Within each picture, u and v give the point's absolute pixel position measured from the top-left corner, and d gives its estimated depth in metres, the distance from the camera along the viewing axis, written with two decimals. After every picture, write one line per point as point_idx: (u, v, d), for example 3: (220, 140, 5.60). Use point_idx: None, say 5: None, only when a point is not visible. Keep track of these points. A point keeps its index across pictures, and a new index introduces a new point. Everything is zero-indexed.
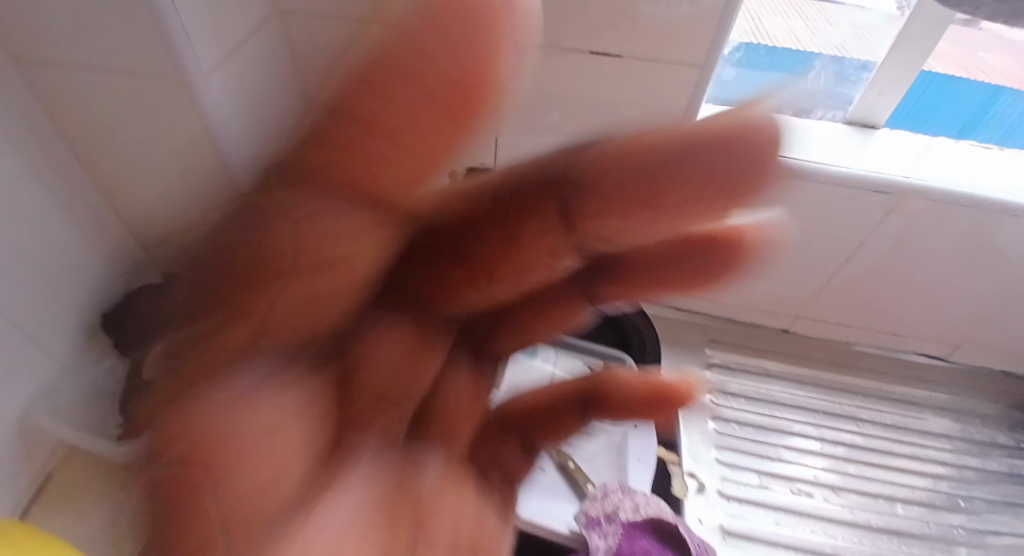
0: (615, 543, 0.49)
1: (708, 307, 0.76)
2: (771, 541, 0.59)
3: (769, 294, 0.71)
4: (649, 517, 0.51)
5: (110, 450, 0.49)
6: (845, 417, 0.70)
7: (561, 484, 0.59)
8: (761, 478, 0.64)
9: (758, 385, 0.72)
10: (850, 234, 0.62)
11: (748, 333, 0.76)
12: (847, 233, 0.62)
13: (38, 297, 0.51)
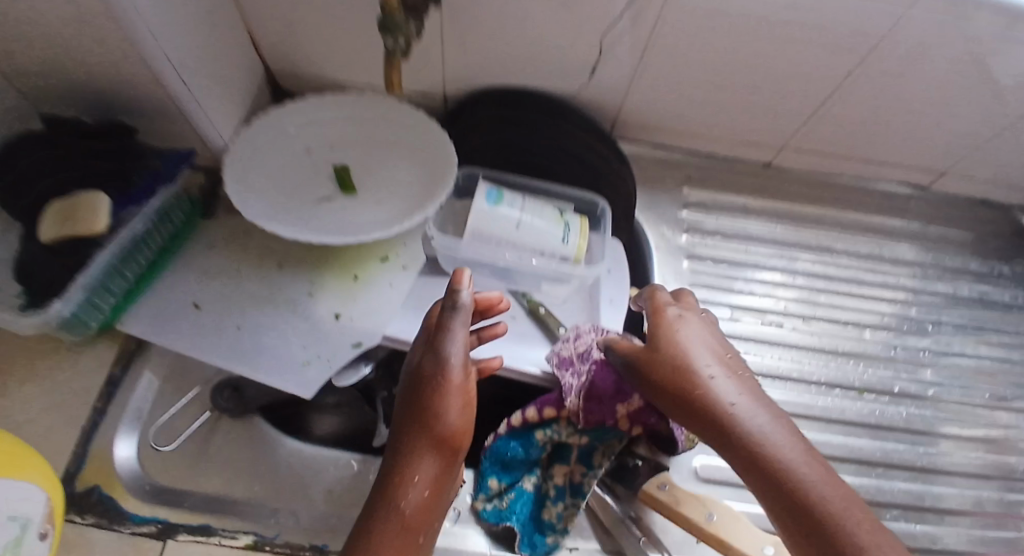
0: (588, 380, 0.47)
1: (688, 142, 0.71)
2: None
3: (752, 124, 0.66)
4: None
5: (13, 322, 0.41)
6: (816, 250, 0.70)
7: (530, 327, 0.59)
8: (731, 311, 0.63)
9: (734, 220, 0.69)
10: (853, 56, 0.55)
11: (728, 169, 0.72)
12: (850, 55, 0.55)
13: None
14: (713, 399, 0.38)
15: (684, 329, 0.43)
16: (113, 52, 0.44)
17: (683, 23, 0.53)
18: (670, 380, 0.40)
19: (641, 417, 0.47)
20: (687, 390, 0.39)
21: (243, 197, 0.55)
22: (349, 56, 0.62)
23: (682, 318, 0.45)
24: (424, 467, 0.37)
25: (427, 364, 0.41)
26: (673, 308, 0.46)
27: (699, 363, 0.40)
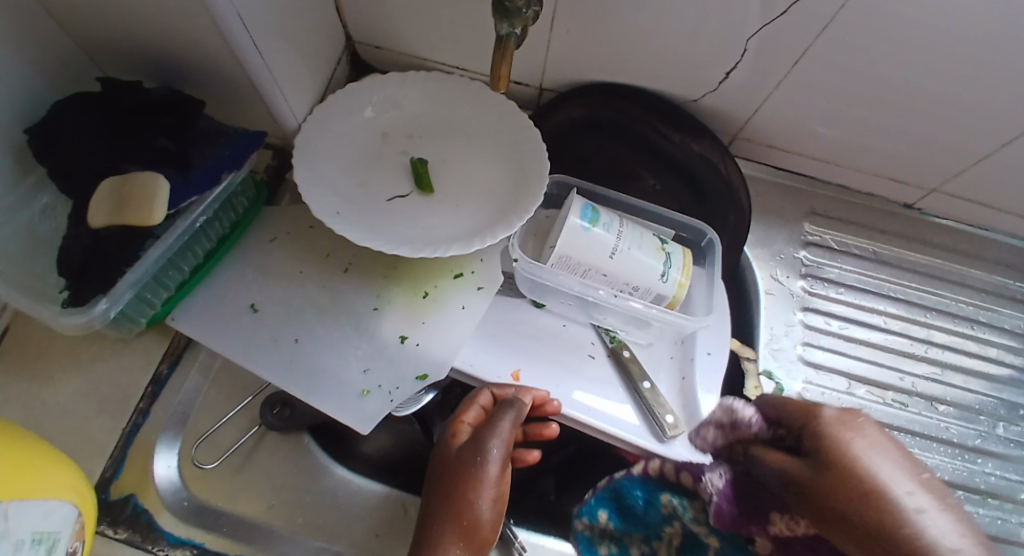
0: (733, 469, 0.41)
1: (815, 168, 0.60)
2: None
3: (899, 159, 0.55)
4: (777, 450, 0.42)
5: (54, 319, 0.36)
6: (941, 314, 0.61)
7: (611, 373, 0.52)
8: (848, 383, 0.57)
9: (859, 271, 0.62)
10: None
11: (854, 208, 0.63)
12: None
13: None
14: (907, 536, 0.31)
15: (851, 442, 0.36)
16: (182, 14, 0.37)
17: (861, 32, 0.42)
18: (843, 505, 0.33)
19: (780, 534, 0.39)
20: (871, 522, 0.32)
21: (308, 188, 0.48)
22: (439, 32, 0.54)
23: (845, 424, 0.37)
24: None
25: (466, 457, 0.39)
26: (831, 410, 0.38)
27: (883, 486, 0.33)
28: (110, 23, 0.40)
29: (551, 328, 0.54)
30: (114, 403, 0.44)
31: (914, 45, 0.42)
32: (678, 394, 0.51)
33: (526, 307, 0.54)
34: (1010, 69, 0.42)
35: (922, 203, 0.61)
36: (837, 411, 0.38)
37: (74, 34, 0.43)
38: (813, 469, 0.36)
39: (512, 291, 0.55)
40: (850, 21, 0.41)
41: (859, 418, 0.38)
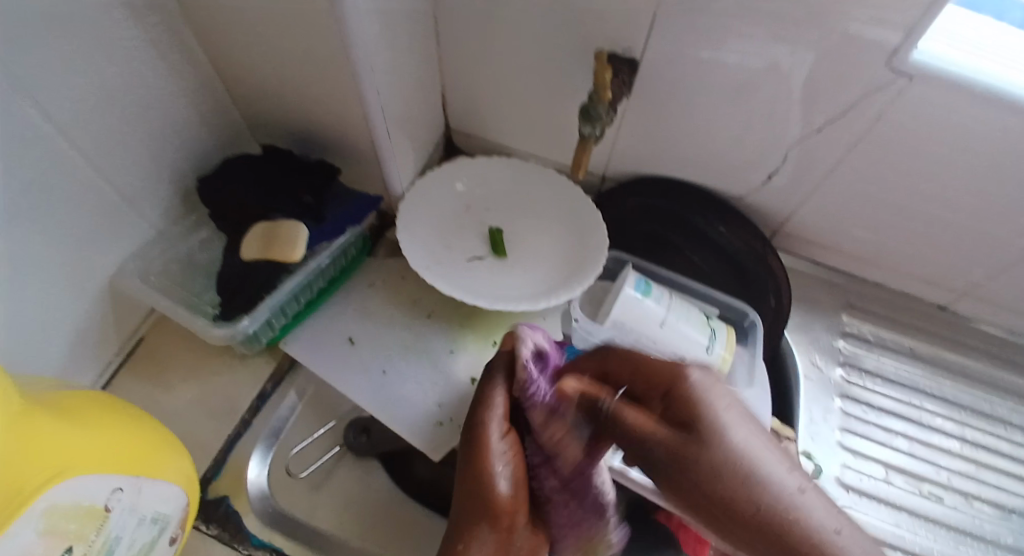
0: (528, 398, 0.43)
1: (852, 265, 0.66)
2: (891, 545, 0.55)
3: (929, 261, 0.61)
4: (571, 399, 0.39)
5: (205, 329, 0.45)
6: (978, 413, 0.63)
7: None
8: (885, 470, 0.59)
9: (898, 365, 0.65)
10: None
11: (890, 305, 0.67)
12: None
13: (124, 158, 0.45)
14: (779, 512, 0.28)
15: (727, 417, 0.32)
16: (346, 102, 0.48)
17: (887, 149, 0.51)
18: (714, 478, 0.30)
19: (586, 470, 0.41)
20: (748, 495, 0.29)
21: (407, 243, 0.57)
22: (526, 127, 0.65)
23: (709, 386, 0.35)
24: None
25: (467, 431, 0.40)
26: (693, 374, 0.36)
27: (751, 456, 0.31)
28: (283, 105, 0.53)
29: None
30: (224, 410, 0.51)
31: (932, 162, 0.50)
32: None
33: None
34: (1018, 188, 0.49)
35: (955, 305, 0.65)
36: (696, 374, 0.36)
37: (251, 111, 0.55)
38: (685, 441, 0.31)
39: None
40: (877, 140, 0.50)
41: (724, 385, 0.35)
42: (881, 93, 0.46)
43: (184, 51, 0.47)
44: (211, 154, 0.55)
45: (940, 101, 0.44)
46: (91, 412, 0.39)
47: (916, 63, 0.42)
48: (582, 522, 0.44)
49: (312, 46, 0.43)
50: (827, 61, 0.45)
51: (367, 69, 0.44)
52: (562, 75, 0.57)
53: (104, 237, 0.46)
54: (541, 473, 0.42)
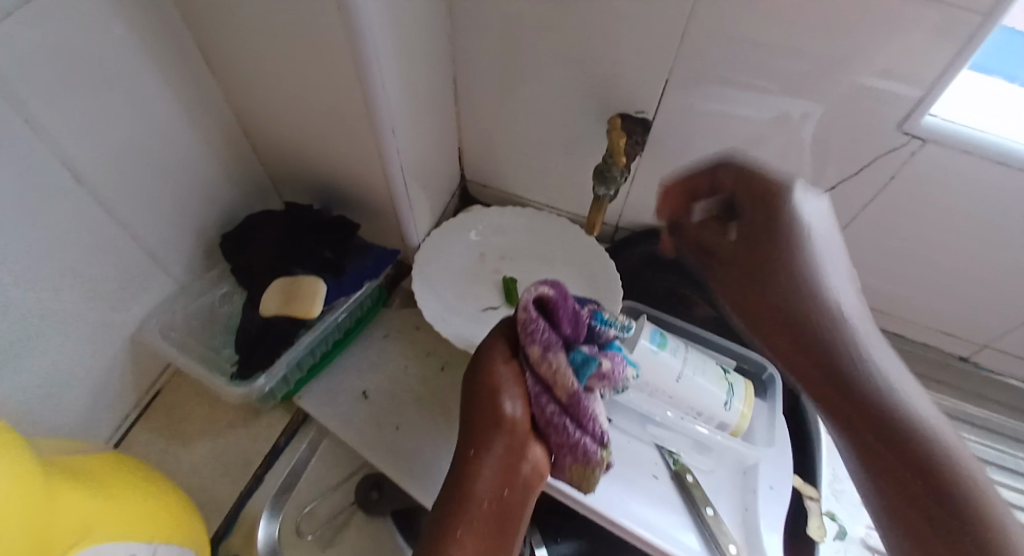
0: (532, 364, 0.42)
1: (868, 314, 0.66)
2: None
3: (947, 312, 0.61)
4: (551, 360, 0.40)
5: (224, 387, 0.45)
6: (1003, 469, 0.61)
7: (675, 495, 0.55)
8: None
9: None
10: None
11: (909, 356, 0.67)
12: None
13: (154, 216, 0.47)
14: (885, 398, 0.37)
15: (832, 269, 0.41)
16: (369, 161, 0.50)
17: (898, 205, 0.51)
18: (845, 371, 0.39)
19: (584, 405, 0.41)
20: (861, 391, 0.38)
21: (423, 294, 0.58)
22: (540, 178, 0.67)
23: (809, 206, 0.42)
24: (476, 524, 0.38)
25: (474, 381, 0.42)
26: (804, 205, 0.42)
27: (876, 359, 0.38)
28: (306, 163, 0.55)
29: (616, 443, 0.58)
30: (238, 466, 0.51)
31: (941, 219, 0.51)
32: (740, 525, 0.53)
33: None
34: None
35: (977, 356, 0.65)
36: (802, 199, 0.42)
37: (274, 168, 0.57)
38: (792, 287, 0.41)
39: None
40: (891, 196, 0.51)
41: (817, 225, 0.42)
42: (894, 152, 0.47)
43: (215, 114, 0.50)
44: (235, 211, 0.57)
45: (951, 161, 0.45)
46: (106, 480, 0.38)
47: (926, 126, 0.44)
48: (586, 452, 0.41)
49: (344, 109, 0.45)
50: (839, 119, 0.47)
51: (390, 132, 0.47)
52: (577, 132, 0.59)
53: (129, 293, 0.47)
54: (537, 402, 0.41)
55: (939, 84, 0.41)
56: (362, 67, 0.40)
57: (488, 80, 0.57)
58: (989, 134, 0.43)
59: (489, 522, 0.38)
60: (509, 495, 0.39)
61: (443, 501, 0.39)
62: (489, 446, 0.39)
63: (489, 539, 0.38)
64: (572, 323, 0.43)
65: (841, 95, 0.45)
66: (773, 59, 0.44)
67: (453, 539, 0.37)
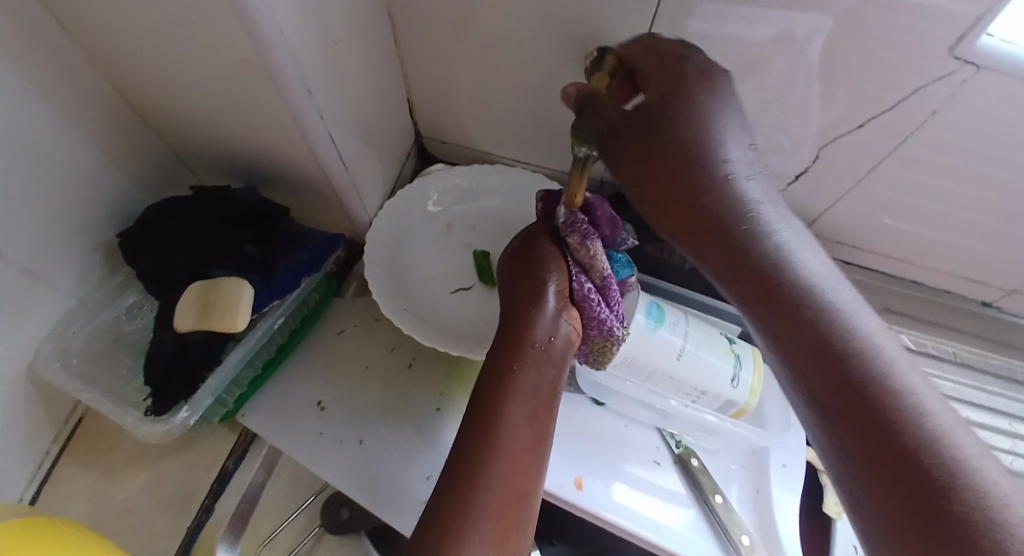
0: (580, 264, 0.41)
1: (885, 263, 0.60)
2: None
3: (976, 259, 0.54)
4: (597, 253, 0.40)
5: (137, 426, 0.40)
6: None
7: (678, 481, 0.50)
8: None
9: (942, 373, 0.59)
10: None
11: (928, 304, 0.61)
12: None
13: (23, 226, 0.37)
14: (887, 392, 0.25)
15: (769, 213, 0.29)
16: (288, 134, 0.40)
17: (937, 145, 0.43)
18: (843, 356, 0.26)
19: (613, 288, 0.41)
20: (827, 332, 0.26)
21: (378, 284, 0.49)
22: (509, 131, 0.57)
23: (735, 146, 0.30)
24: (530, 380, 0.38)
25: (518, 257, 0.42)
26: (729, 138, 0.30)
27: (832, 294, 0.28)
28: (212, 137, 0.44)
29: (614, 429, 0.52)
30: (184, 497, 0.45)
31: (982, 164, 0.43)
32: (750, 511, 0.49)
33: (585, 405, 0.53)
34: None
35: (1000, 303, 0.59)
36: (738, 133, 0.31)
37: (177, 145, 0.47)
38: (761, 235, 0.28)
39: (573, 388, 0.54)
40: (929, 134, 0.42)
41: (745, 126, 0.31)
42: (937, 83, 0.38)
43: (81, 84, 0.38)
44: (137, 199, 0.47)
45: (1014, 93, 0.36)
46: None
47: (981, 50, 0.35)
48: (611, 331, 0.41)
49: (240, 73, 0.34)
50: (874, 44, 0.37)
51: (303, 94, 0.36)
52: (548, 73, 0.48)
53: (10, 323, 0.39)
54: (574, 279, 0.40)
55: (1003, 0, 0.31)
56: (244, 22, 0.29)
57: (430, 15, 0.46)
58: None
59: (544, 375, 0.38)
60: (551, 350, 0.39)
61: (494, 357, 0.39)
62: (538, 309, 0.39)
63: (539, 382, 0.38)
64: (606, 224, 0.43)
65: (877, 16, 0.35)
66: None
67: (510, 391, 0.37)
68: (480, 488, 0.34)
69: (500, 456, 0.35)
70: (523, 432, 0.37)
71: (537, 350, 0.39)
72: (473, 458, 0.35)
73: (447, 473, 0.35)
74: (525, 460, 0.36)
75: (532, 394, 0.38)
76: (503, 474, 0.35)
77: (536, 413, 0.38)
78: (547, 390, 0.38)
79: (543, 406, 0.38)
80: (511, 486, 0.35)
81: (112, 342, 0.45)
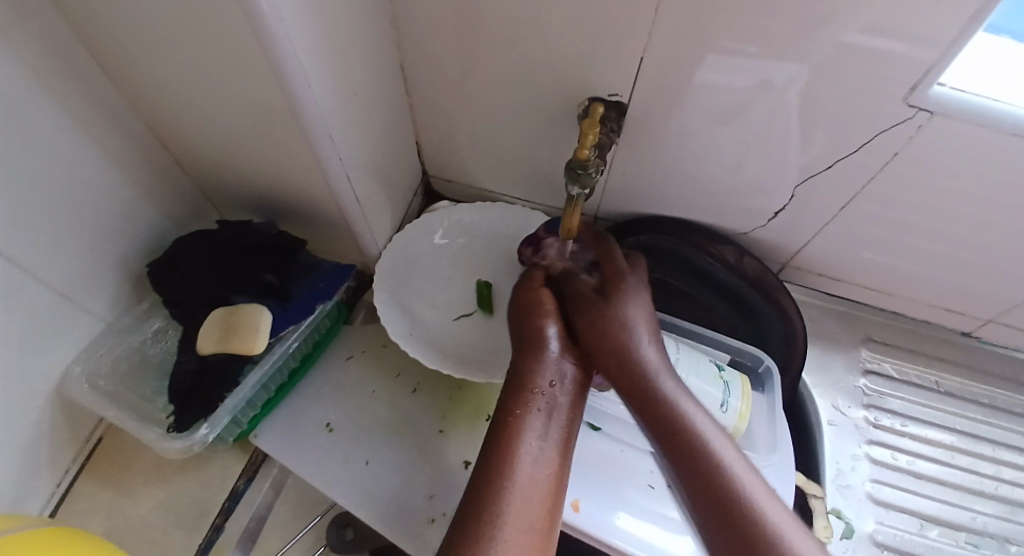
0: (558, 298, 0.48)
1: (866, 295, 0.63)
2: None
3: (952, 289, 0.58)
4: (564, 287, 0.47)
5: (159, 442, 0.42)
6: (1008, 447, 0.60)
7: (672, 505, 0.51)
8: (921, 522, 0.56)
9: (922, 401, 0.62)
10: None
11: (909, 333, 0.64)
12: None
13: (61, 253, 0.41)
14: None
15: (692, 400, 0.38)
16: (308, 171, 0.44)
17: (901, 183, 0.47)
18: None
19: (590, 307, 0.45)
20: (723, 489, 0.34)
21: (385, 310, 0.53)
22: (509, 171, 0.61)
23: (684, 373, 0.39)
24: (540, 418, 0.39)
25: (521, 313, 0.46)
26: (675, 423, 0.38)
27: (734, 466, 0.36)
28: (237, 176, 0.48)
29: (608, 453, 0.54)
30: (195, 516, 0.46)
31: (946, 198, 0.47)
32: None
33: (582, 430, 0.55)
34: None
35: (980, 332, 0.62)
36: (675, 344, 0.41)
37: (204, 181, 0.51)
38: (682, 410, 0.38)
39: None
40: (892, 173, 0.47)
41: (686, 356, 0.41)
42: (897, 127, 0.42)
43: (123, 126, 0.42)
44: (165, 231, 0.51)
45: (965, 133, 0.41)
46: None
47: (934, 97, 0.39)
48: None
49: (268, 115, 0.38)
50: (839, 90, 0.41)
51: (324, 136, 0.40)
52: (545, 119, 0.53)
53: (45, 341, 0.42)
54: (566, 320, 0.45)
55: (954, 49, 0.35)
56: (283, 76, 0.34)
57: (440, 67, 0.51)
58: (1013, 105, 0.39)
59: (555, 415, 0.39)
60: (562, 396, 0.40)
61: (503, 401, 0.40)
62: (541, 356, 0.41)
63: (551, 427, 0.39)
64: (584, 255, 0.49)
65: (837, 69, 0.40)
66: (768, 25, 0.38)
67: (523, 430, 0.38)
68: (503, 533, 0.33)
69: (520, 499, 0.35)
70: (540, 472, 0.37)
71: (547, 395, 0.40)
72: (492, 502, 0.35)
73: (467, 519, 0.34)
74: (542, 502, 0.36)
75: (547, 436, 0.38)
76: (518, 517, 0.34)
77: (551, 456, 0.38)
78: (562, 434, 0.39)
79: (559, 449, 0.38)
80: (530, 538, 0.34)
81: (134, 364, 0.48)
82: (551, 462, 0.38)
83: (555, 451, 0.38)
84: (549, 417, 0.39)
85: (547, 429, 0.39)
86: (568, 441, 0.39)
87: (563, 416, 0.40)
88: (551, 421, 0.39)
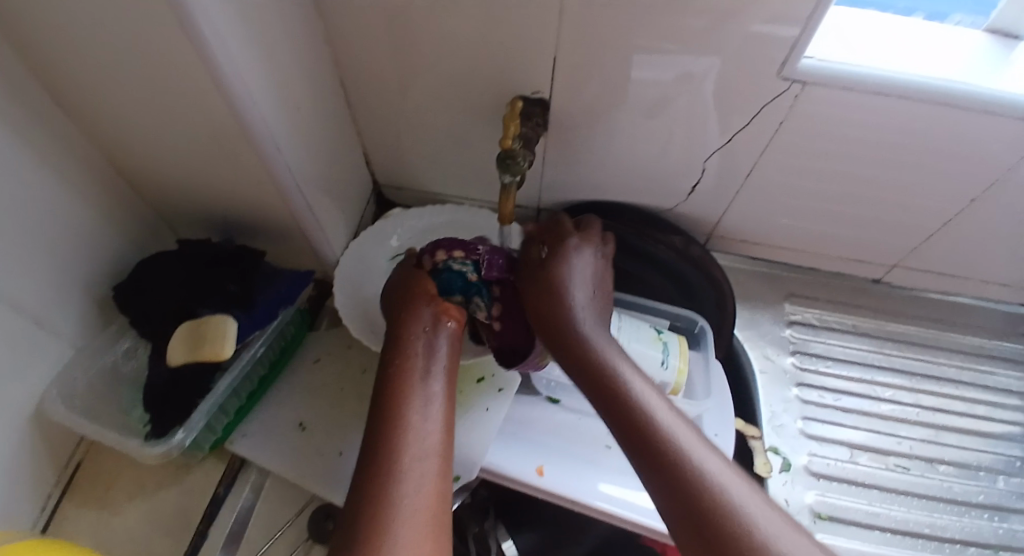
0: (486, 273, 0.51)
1: (787, 256, 0.70)
2: (866, 524, 0.58)
3: (862, 241, 0.65)
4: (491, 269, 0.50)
5: (138, 450, 0.44)
6: (927, 377, 0.68)
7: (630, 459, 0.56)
8: (851, 451, 0.62)
9: (844, 344, 0.69)
10: (967, 187, 0.54)
11: (832, 286, 0.71)
12: (964, 184, 0.54)
13: (32, 282, 0.43)
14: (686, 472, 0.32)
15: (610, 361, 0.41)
16: (260, 187, 0.48)
17: (793, 149, 0.54)
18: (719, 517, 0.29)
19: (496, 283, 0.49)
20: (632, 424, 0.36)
21: (346, 310, 0.56)
22: (454, 173, 0.66)
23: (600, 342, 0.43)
24: (423, 397, 0.40)
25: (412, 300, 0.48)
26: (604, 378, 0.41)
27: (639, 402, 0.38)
28: (192, 197, 0.51)
29: (568, 421, 0.58)
30: (183, 522, 0.49)
31: (835, 158, 0.54)
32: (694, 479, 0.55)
33: (543, 404, 0.60)
34: (915, 170, 0.53)
35: (889, 278, 0.69)
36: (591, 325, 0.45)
37: (160, 206, 0.54)
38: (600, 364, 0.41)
39: (529, 390, 0.61)
40: (783, 141, 0.53)
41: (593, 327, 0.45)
42: (779, 100, 0.49)
43: (79, 158, 0.45)
44: (127, 256, 0.53)
45: (837, 99, 0.47)
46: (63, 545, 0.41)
47: (804, 70, 0.45)
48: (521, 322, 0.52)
49: (219, 136, 0.42)
50: (726, 73, 0.47)
51: (274, 152, 0.44)
52: (478, 120, 0.58)
53: (23, 367, 0.44)
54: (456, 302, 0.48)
55: (810, 26, 0.41)
56: (228, 98, 0.37)
57: (375, 81, 0.55)
58: (871, 69, 0.45)
59: (436, 388, 0.42)
60: (441, 356, 0.44)
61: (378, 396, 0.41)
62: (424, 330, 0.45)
63: (438, 387, 0.42)
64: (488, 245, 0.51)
65: (722, 53, 0.45)
66: (659, 22, 0.43)
67: (407, 410, 0.39)
68: (400, 499, 0.34)
69: (412, 474, 0.36)
70: (429, 444, 0.38)
71: (425, 358, 0.43)
72: (383, 480, 0.35)
73: (362, 495, 0.34)
74: (434, 467, 0.37)
75: (431, 390, 0.41)
76: (413, 464, 0.36)
77: (440, 406, 0.41)
78: (445, 389, 0.42)
79: (447, 401, 0.42)
80: (426, 480, 0.36)
81: (108, 383, 0.51)
82: (440, 412, 0.40)
83: (440, 400, 0.41)
84: (431, 374, 0.43)
85: (429, 384, 0.42)
86: (451, 393, 0.43)
87: (445, 374, 0.43)
88: (435, 377, 0.43)
